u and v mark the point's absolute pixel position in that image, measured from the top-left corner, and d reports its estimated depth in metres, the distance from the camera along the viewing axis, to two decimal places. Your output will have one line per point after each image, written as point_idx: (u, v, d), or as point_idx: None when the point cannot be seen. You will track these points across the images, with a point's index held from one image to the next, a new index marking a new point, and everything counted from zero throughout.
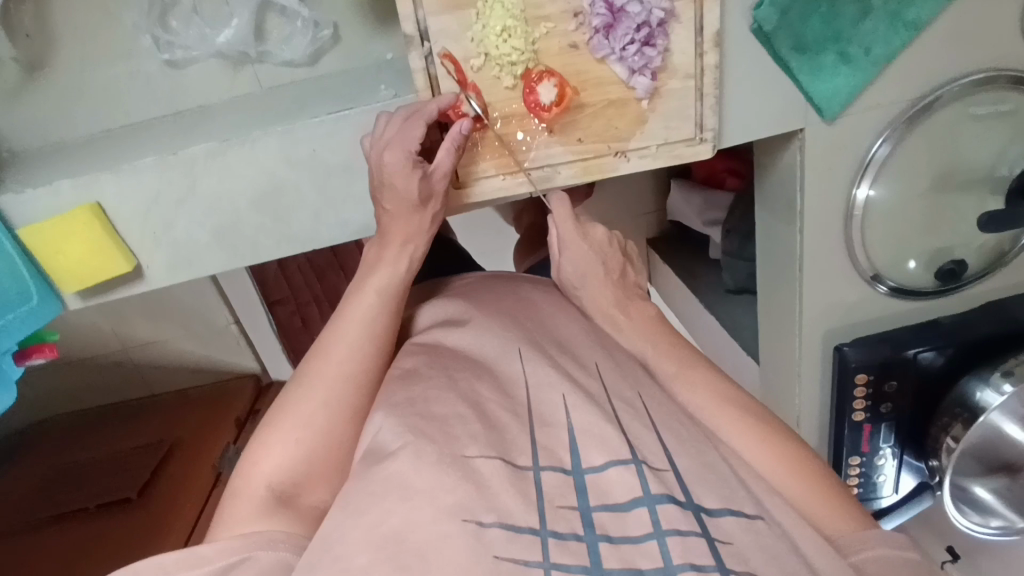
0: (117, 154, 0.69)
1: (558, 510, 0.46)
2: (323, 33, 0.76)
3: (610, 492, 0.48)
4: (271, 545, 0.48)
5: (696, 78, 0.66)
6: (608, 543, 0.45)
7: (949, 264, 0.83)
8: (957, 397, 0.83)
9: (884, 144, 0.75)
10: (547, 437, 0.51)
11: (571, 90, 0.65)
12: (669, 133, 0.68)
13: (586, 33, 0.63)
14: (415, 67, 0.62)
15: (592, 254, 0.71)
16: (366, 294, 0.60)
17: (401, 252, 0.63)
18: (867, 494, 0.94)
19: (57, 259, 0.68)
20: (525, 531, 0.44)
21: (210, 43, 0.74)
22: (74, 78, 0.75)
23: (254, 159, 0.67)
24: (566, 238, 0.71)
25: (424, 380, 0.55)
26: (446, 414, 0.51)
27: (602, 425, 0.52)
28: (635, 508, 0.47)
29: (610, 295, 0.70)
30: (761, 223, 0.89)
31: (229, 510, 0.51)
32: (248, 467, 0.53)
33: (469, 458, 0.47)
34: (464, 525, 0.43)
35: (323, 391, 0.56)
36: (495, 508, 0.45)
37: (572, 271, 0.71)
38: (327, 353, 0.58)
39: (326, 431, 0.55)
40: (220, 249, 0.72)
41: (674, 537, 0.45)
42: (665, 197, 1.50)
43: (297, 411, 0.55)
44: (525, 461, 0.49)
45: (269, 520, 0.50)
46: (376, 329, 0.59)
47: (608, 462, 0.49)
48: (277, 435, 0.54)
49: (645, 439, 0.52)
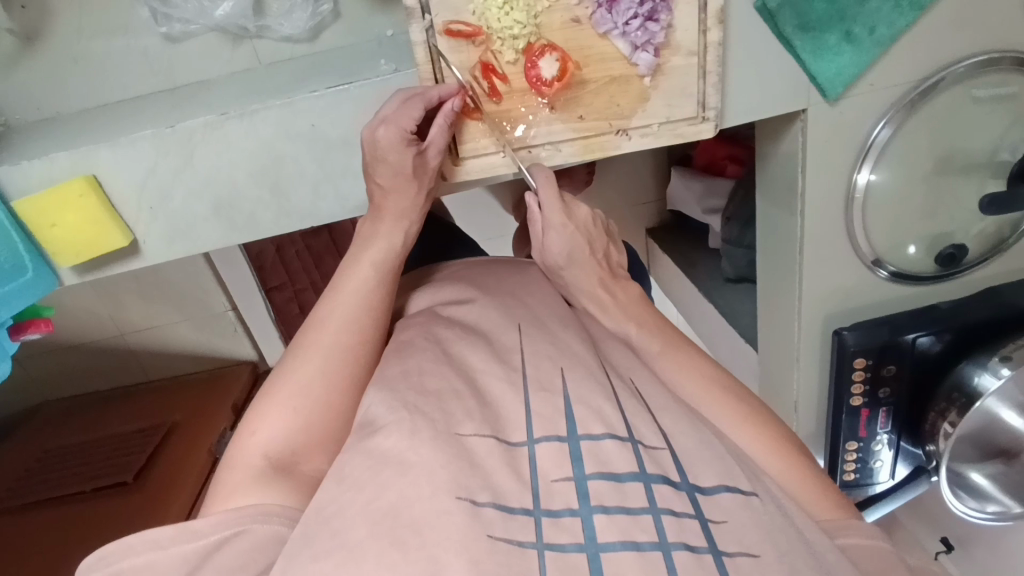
0: (114, 127, 0.69)
1: (552, 485, 0.46)
2: (324, 8, 0.75)
3: (608, 461, 0.48)
4: (266, 518, 0.46)
5: (699, 56, 0.66)
6: (605, 514, 0.45)
7: (950, 249, 0.83)
8: (954, 383, 0.83)
9: (885, 127, 0.75)
10: (544, 404, 0.51)
11: (574, 63, 0.64)
12: (671, 111, 0.68)
13: (589, 8, 0.62)
14: (416, 41, 0.61)
15: (579, 238, 0.67)
16: (361, 267, 0.60)
17: (395, 226, 0.63)
18: (864, 480, 0.95)
19: (51, 232, 0.67)
20: (520, 511, 0.44)
21: (209, 17, 0.73)
22: (69, 49, 0.74)
23: (252, 132, 0.66)
24: (552, 221, 0.66)
25: (417, 352, 0.55)
26: (441, 389, 0.51)
27: (601, 401, 0.52)
28: (632, 482, 0.47)
29: (596, 277, 0.69)
30: (762, 207, 0.89)
31: (225, 481, 0.50)
32: (246, 439, 0.52)
33: (463, 436, 0.47)
34: (458, 502, 0.42)
35: (320, 362, 0.55)
36: (489, 485, 0.45)
37: (564, 265, 0.68)
38: (324, 325, 0.57)
39: (323, 402, 0.54)
40: (216, 223, 0.71)
41: (670, 517, 0.46)
42: (665, 184, 1.50)
43: (294, 382, 0.54)
44: (519, 438, 0.49)
45: (266, 491, 0.49)
46: (372, 301, 0.59)
47: (605, 433, 0.49)
48: (274, 405, 0.53)
49: (641, 420, 0.52)
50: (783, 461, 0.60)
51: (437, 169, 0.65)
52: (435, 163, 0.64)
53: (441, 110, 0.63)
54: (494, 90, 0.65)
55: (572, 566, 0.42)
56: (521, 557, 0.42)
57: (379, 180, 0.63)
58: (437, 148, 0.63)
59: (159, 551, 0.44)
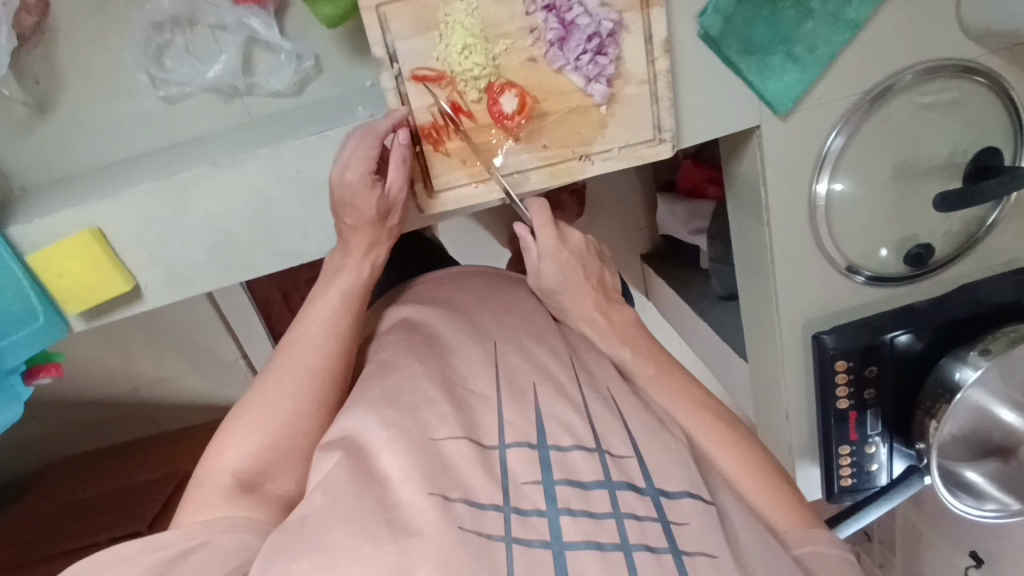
0: (117, 183, 0.74)
1: (522, 487, 0.50)
2: (306, 64, 0.80)
3: (575, 469, 0.52)
4: (232, 529, 0.50)
5: (650, 83, 0.71)
6: (570, 516, 0.48)
7: (917, 248, 0.85)
8: (937, 379, 0.85)
9: (838, 136, 0.79)
10: (516, 415, 0.55)
11: (533, 97, 0.70)
12: (630, 135, 0.73)
13: (542, 47, 0.67)
14: (387, 87, 0.67)
15: (570, 261, 0.72)
16: (331, 295, 0.65)
17: (363, 258, 0.68)
18: (860, 487, 0.95)
19: (59, 281, 0.72)
20: (490, 508, 0.48)
21: (203, 79, 0.79)
22: (77, 117, 0.80)
23: (241, 181, 0.72)
24: (548, 247, 0.71)
25: (399, 369, 0.57)
26: (418, 401, 0.54)
27: (568, 412, 0.56)
28: (597, 490, 0.51)
29: (590, 301, 0.72)
30: (734, 219, 0.92)
31: (193, 497, 0.53)
32: (218, 456, 0.55)
33: (436, 441, 0.51)
34: (430, 498, 0.46)
35: (291, 382, 0.59)
36: (461, 484, 0.48)
37: (558, 290, 0.72)
38: (294, 349, 0.61)
39: (291, 421, 0.58)
40: (213, 264, 0.76)
41: (632, 521, 0.50)
42: (654, 213, 1.55)
43: (266, 402, 0.58)
44: (491, 441, 0.53)
45: (233, 505, 0.52)
46: (342, 327, 0.63)
47: (573, 445, 0.53)
48: (244, 424, 0.57)
49: (611, 429, 0.56)
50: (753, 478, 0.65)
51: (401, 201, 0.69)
52: (396, 195, 0.68)
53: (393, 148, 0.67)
54: (459, 125, 0.70)
55: (537, 564, 0.45)
56: (488, 551, 0.45)
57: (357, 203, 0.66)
58: (398, 182, 0.67)
59: (126, 563, 0.47)
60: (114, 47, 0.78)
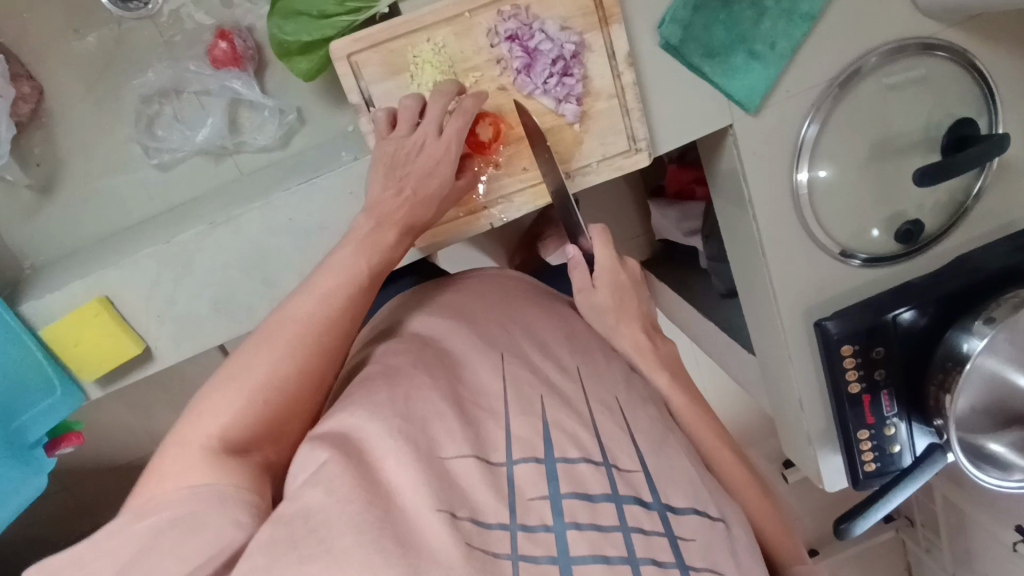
0: (121, 251, 0.77)
1: (529, 503, 0.51)
2: (289, 117, 0.83)
3: (582, 481, 0.53)
4: (219, 502, 0.47)
5: (619, 97, 0.73)
6: (577, 529, 0.50)
7: (906, 225, 0.86)
8: (945, 352, 0.84)
9: (812, 124, 0.80)
10: (524, 426, 0.56)
11: (504, 122, 0.72)
12: (606, 148, 0.75)
13: (510, 76, 0.70)
14: (366, 130, 0.70)
15: (615, 286, 0.73)
16: (348, 259, 0.61)
17: (397, 239, 0.65)
18: (885, 469, 0.94)
19: (74, 350, 0.74)
20: (496, 525, 0.49)
21: (192, 143, 0.83)
22: (77, 192, 0.83)
23: (238, 234, 0.74)
24: (606, 266, 0.73)
25: (408, 379, 0.57)
26: (428, 412, 0.54)
27: (577, 426, 0.57)
28: (604, 502, 0.53)
29: (640, 327, 0.74)
30: (723, 215, 0.93)
31: (173, 458, 0.50)
32: (205, 419, 0.53)
33: (444, 459, 0.51)
34: (439, 514, 0.47)
35: (295, 352, 0.57)
36: (467, 502, 0.49)
37: (611, 311, 0.73)
38: (303, 313, 0.58)
39: (288, 395, 0.56)
40: (215, 316, 0.78)
41: (638, 535, 0.52)
42: (648, 218, 1.50)
43: (264, 370, 0.55)
44: (499, 457, 0.53)
45: (220, 472, 0.49)
46: (354, 301, 0.61)
47: (580, 457, 0.55)
48: (238, 391, 0.54)
49: (617, 443, 0.58)
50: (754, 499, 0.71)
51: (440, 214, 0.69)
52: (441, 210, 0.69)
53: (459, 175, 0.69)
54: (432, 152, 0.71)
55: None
56: (495, 567, 0.46)
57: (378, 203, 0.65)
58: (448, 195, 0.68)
59: (114, 535, 0.46)
60: (109, 123, 0.81)
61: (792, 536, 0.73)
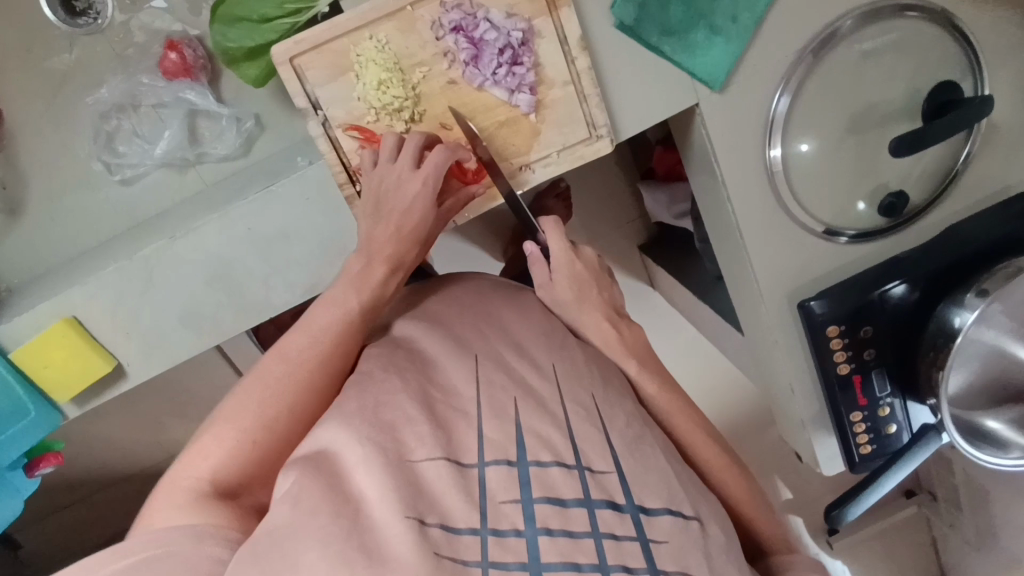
0: (87, 269, 0.77)
1: (499, 507, 0.49)
2: (247, 125, 0.83)
3: (554, 486, 0.51)
4: (199, 540, 0.48)
5: (574, 83, 0.71)
6: (548, 536, 0.48)
7: (889, 198, 0.82)
8: (935, 329, 0.80)
9: (783, 97, 0.76)
10: (496, 430, 0.53)
11: (443, 128, 0.70)
12: (566, 138, 0.73)
13: (459, 69, 0.68)
14: (316, 134, 0.68)
15: (571, 281, 0.70)
16: (344, 296, 0.62)
17: (391, 273, 0.65)
18: (883, 451, 0.90)
19: (44, 371, 0.75)
20: (466, 531, 0.47)
21: (153, 156, 0.82)
22: (44, 214, 0.83)
23: (199, 247, 0.74)
24: (560, 259, 0.70)
25: (376, 385, 0.54)
26: (396, 418, 0.51)
27: (550, 430, 0.55)
28: (576, 507, 0.50)
29: (601, 316, 0.70)
30: (701, 198, 0.90)
31: (165, 499, 0.53)
32: (196, 461, 0.55)
33: (413, 463, 0.48)
34: (407, 521, 0.44)
35: (287, 394, 0.58)
36: (436, 508, 0.47)
37: (569, 304, 0.71)
38: (297, 354, 0.60)
39: (279, 435, 0.57)
40: (185, 332, 0.78)
41: (610, 540, 0.50)
42: (642, 200, 1.42)
43: (252, 410, 0.57)
44: (470, 459, 0.51)
45: (203, 513, 0.51)
46: (348, 339, 0.62)
47: (553, 461, 0.52)
48: (229, 430, 0.56)
49: (590, 443, 0.56)
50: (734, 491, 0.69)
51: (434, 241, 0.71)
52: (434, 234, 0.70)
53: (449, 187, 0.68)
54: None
55: None
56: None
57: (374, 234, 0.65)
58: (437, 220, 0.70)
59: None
60: (69, 141, 0.82)
61: (781, 536, 0.70)
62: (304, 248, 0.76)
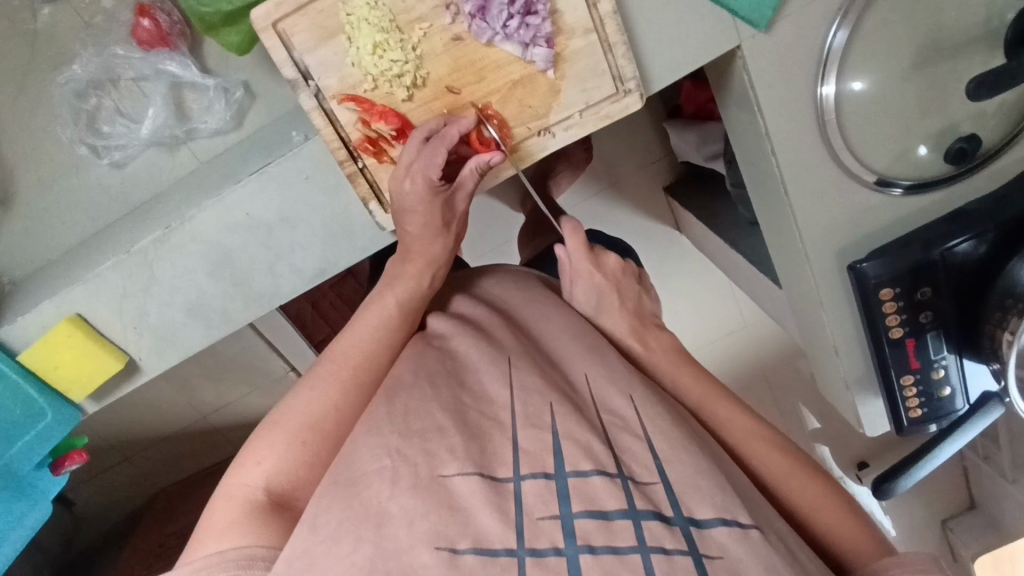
0: (86, 262, 0.73)
1: (538, 524, 0.41)
2: (236, 95, 0.77)
3: (595, 497, 0.43)
4: (250, 562, 0.43)
5: (598, 31, 0.61)
6: (591, 553, 0.40)
7: (959, 143, 0.73)
8: (1006, 286, 0.72)
9: (841, 31, 0.66)
10: (531, 441, 0.46)
11: (449, 92, 0.62)
12: (589, 95, 0.65)
13: (464, 22, 0.59)
14: (309, 108, 0.61)
15: (605, 285, 0.66)
16: (384, 303, 0.59)
17: (424, 267, 0.62)
18: (935, 415, 0.85)
19: (56, 371, 0.73)
20: (502, 551, 0.40)
21: (139, 137, 0.77)
22: (36, 204, 0.79)
23: (195, 235, 0.69)
24: (578, 267, 0.66)
25: (406, 392, 0.50)
26: (426, 427, 0.46)
27: (590, 436, 0.47)
28: (621, 520, 0.42)
29: (625, 325, 0.65)
30: (739, 149, 0.81)
31: (218, 514, 0.47)
32: (249, 469, 0.49)
33: (445, 478, 0.43)
34: (437, 553, 0.39)
35: (338, 395, 0.53)
36: (469, 530, 0.40)
37: (587, 308, 0.67)
38: (347, 355, 0.56)
39: (331, 438, 0.52)
40: (193, 323, 0.74)
41: (660, 555, 0.41)
42: (668, 139, 1.31)
43: (306, 415, 0.52)
44: (506, 473, 0.44)
45: (256, 529, 0.45)
46: (390, 338, 0.58)
47: (593, 469, 0.44)
48: (281, 434, 0.51)
49: (631, 448, 0.47)
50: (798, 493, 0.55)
51: (463, 213, 0.66)
52: (461, 207, 0.65)
53: (475, 161, 0.62)
54: (388, 156, 0.65)
55: None
56: None
57: (407, 227, 0.63)
58: (465, 191, 0.64)
59: None
60: (50, 126, 0.76)
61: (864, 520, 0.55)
62: (307, 232, 0.71)
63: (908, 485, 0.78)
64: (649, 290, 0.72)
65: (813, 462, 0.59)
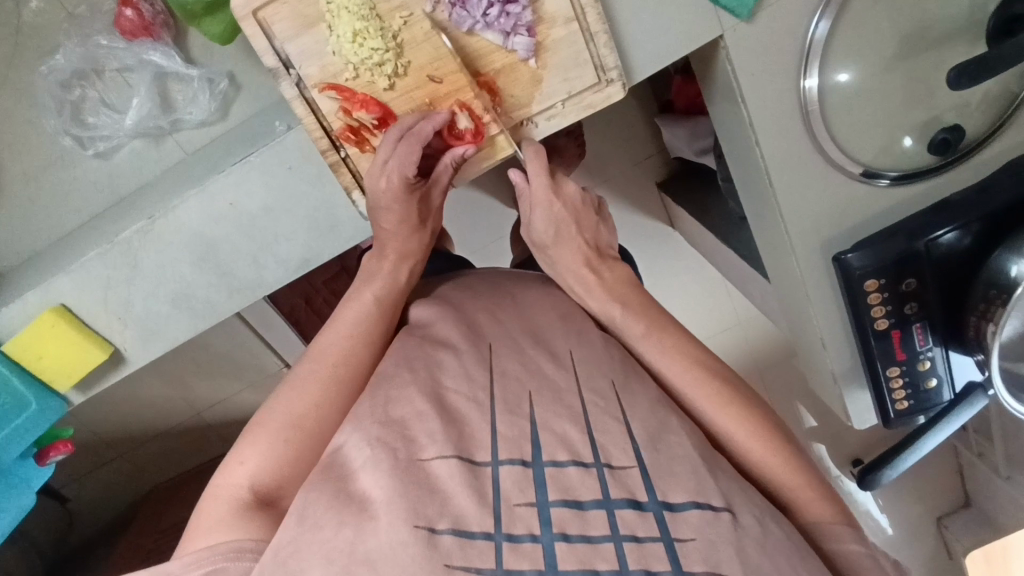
0: (71, 252, 0.73)
1: (514, 510, 0.42)
2: (221, 86, 0.77)
3: (570, 486, 0.43)
4: (238, 555, 0.43)
5: (579, 20, 0.61)
6: (566, 541, 0.41)
7: (942, 133, 0.73)
8: (990, 278, 0.72)
9: (823, 21, 0.65)
10: (509, 426, 0.46)
11: (431, 82, 0.62)
12: (572, 84, 0.65)
13: (445, 11, 0.60)
14: (290, 96, 0.61)
15: (564, 214, 0.65)
16: (363, 301, 0.58)
17: (398, 264, 0.62)
18: (921, 407, 0.86)
19: (42, 362, 0.73)
20: (479, 535, 0.40)
21: (124, 128, 0.77)
22: (21, 195, 0.79)
23: (180, 227, 0.69)
24: (537, 196, 0.65)
25: (387, 380, 0.49)
26: (404, 414, 0.46)
27: (567, 426, 0.47)
28: (595, 509, 0.43)
29: (579, 257, 0.65)
30: (726, 141, 0.81)
31: (206, 516, 0.46)
32: (233, 468, 0.49)
33: (423, 461, 0.43)
34: (415, 531, 0.39)
35: (320, 391, 0.53)
36: (447, 510, 0.40)
37: (548, 242, 0.66)
38: (328, 349, 0.55)
39: (316, 434, 0.51)
40: (180, 315, 0.74)
41: (631, 543, 0.41)
42: (661, 134, 1.31)
43: (288, 415, 0.51)
44: (484, 456, 0.44)
45: (246, 523, 0.45)
46: (371, 331, 0.57)
47: (569, 460, 0.45)
48: (265, 432, 0.50)
49: (609, 436, 0.47)
50: (765, 465, 0.53)
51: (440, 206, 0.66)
52: (438, 201, 0.65)
53: (450, 155, 0.63)
54: (369, 146, 0.65)
55: None
56: None
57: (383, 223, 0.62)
58: (441, 185, 0.64)
59: None
60: (34, 116, 0.76)
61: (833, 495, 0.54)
62: (293, 223, 0.71)
63: (892, 478, 0.79)
64: (608, 220, 0.71)
65: (789, 434, 0.57)
